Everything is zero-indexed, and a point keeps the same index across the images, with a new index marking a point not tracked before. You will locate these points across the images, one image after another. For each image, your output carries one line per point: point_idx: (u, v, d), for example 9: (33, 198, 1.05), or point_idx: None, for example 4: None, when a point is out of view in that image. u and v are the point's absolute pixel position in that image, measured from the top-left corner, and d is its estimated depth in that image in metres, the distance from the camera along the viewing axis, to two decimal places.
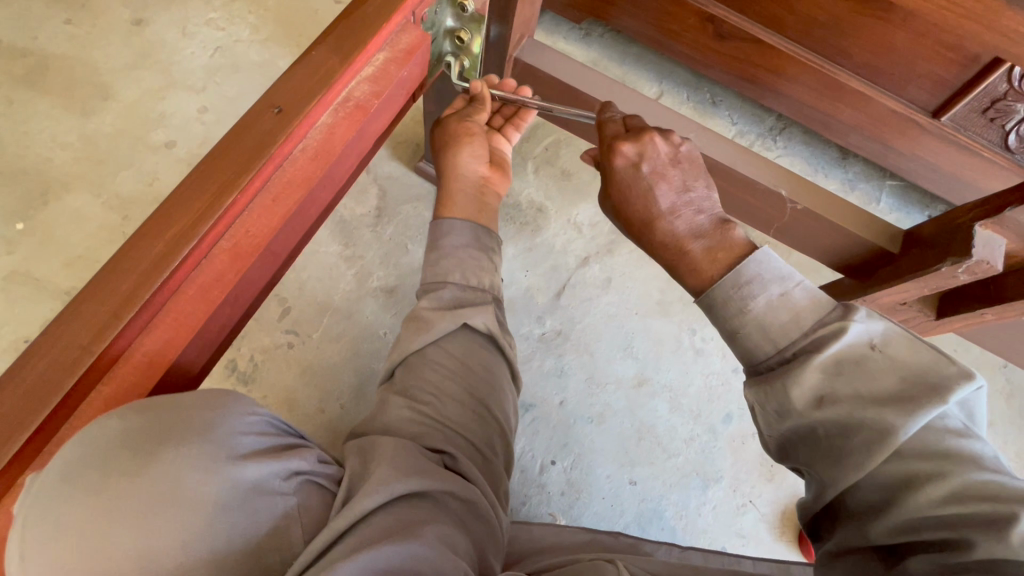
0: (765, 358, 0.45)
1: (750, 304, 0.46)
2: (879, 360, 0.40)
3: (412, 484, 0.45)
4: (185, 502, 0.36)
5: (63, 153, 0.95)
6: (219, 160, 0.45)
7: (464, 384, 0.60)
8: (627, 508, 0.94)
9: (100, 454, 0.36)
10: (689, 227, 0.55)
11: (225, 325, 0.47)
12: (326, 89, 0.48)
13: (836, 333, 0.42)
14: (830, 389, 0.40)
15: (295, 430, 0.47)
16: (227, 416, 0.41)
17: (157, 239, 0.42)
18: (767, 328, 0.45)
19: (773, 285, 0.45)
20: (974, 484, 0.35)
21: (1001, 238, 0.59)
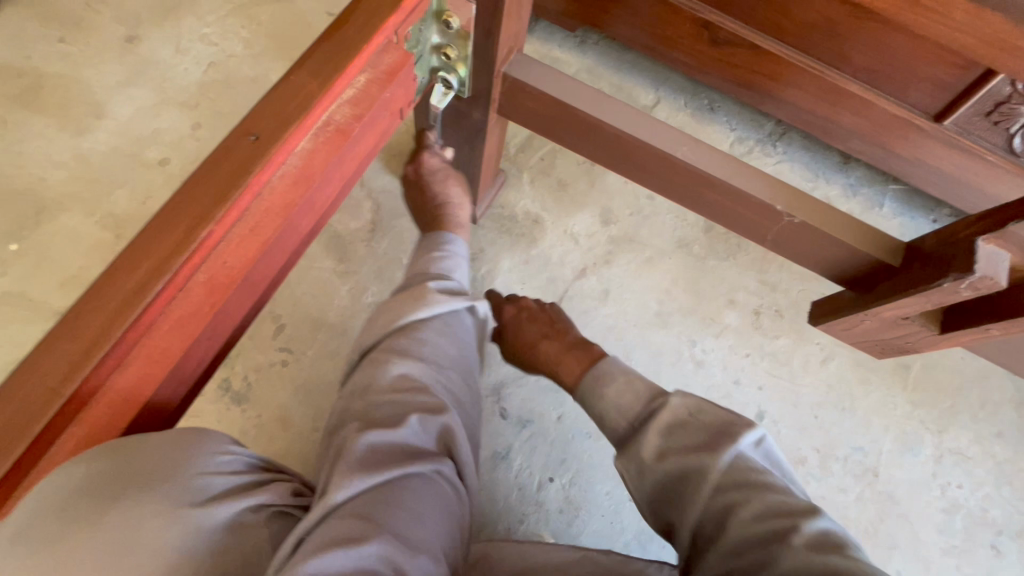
0: (626, 434, 0.63)
1: (605, 391, 0.67)
2: (695, 422, 0.58)
3: (391, 473, 0.46)
4: (147, 547, 0.36)
5: (57, 173, 0.97)
6: (194, 190, 0.44)
7: (461, 359, 0.62)
8: (627, 525, 0.92)
9: (65, 498, 0.36)
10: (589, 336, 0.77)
11: (203, 357, 0.46)
12: (304, 115, 0.47)
13: (665, 407, 0.61)
14: (667, 446, 0.58)
15: (271, 462, 0.46)
16: (197, 453, 0.40)
17: (131, 275, 0.41)
18: (623, 408, 0.64)
19: (625, 375, 0.67)
20: (772, 504, 0.50)
21: (1004, 252, 0.57)
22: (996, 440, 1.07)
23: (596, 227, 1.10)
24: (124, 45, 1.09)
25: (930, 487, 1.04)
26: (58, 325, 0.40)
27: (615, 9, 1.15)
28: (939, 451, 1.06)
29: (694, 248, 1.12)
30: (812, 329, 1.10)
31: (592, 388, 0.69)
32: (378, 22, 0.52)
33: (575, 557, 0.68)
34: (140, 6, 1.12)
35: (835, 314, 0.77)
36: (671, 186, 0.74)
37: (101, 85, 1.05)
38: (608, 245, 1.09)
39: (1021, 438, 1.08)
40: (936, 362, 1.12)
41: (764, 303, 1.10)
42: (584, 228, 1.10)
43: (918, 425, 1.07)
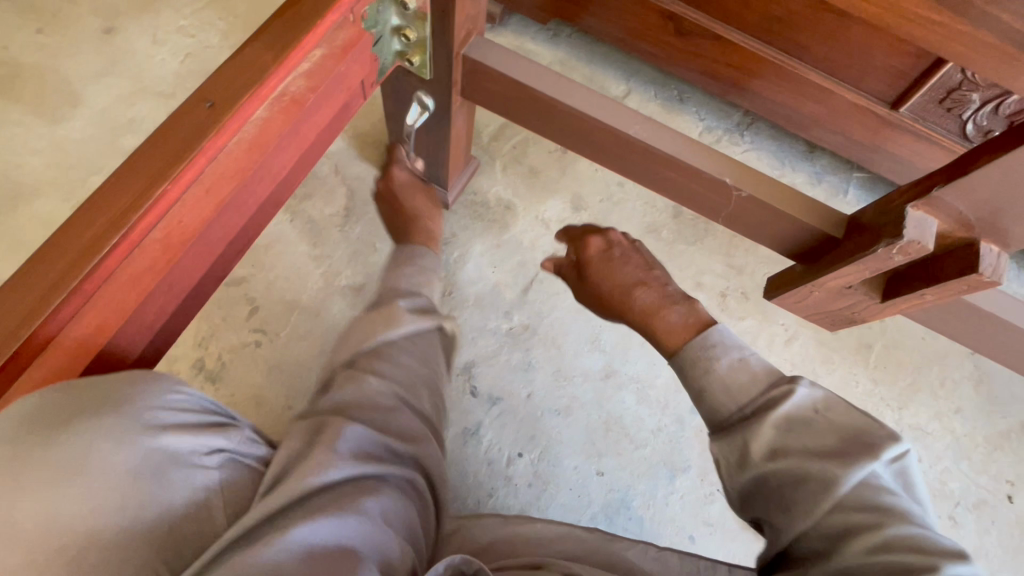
0: (729, 415, 0.58)
1: (714, 364, 0.61)
2: (820, 421, 0.52)
3: (366, 463, 0.49)
4: (97, 472, 0.38)
5: (33, 160, 0.99)
6: (152, 151, 0.46)
7: (428, 374, 0.63)
8: (594, 499, 0.95)
9: (17, 428, 0.38)
10: (659, 298, 0.75)
11: (160, 311, 0.49)
12: (259, 84, 0.50)
13: (785, 394, 0.55)
14: (783, 445, 0.52)
15: (226, 410, 0.48)
16: (151, 393, 0.43)
17: (89, 228, 0.43)
18: (728, 386, 0.59)
19: (729, 350, 0.61)
20: (901, 536, 0.44)
21: (932, 219, 0.60)
22: (954, 415, 1.11)
23: (567, 213, 1.13)
24: (101, 36, 1.11)
25: None
26: (18, 273, 0.42)
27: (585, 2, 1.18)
28: (899, 427, 1.10)
29: (663, 234, 1.15)
30: (777, 311, 1.13)
31: (696, 360, 0.63)
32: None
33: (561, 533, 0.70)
34: None
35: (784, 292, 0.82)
36: (627, 164, 0.77)
37: (77, 75, 1.07)
38: None
39: (979, 414, 1.12)
40: (897, 342, 1.15)
41: (730, 286, 1.13)
42: (555, 214, 1.13)
43: (880, 403, 1.11)
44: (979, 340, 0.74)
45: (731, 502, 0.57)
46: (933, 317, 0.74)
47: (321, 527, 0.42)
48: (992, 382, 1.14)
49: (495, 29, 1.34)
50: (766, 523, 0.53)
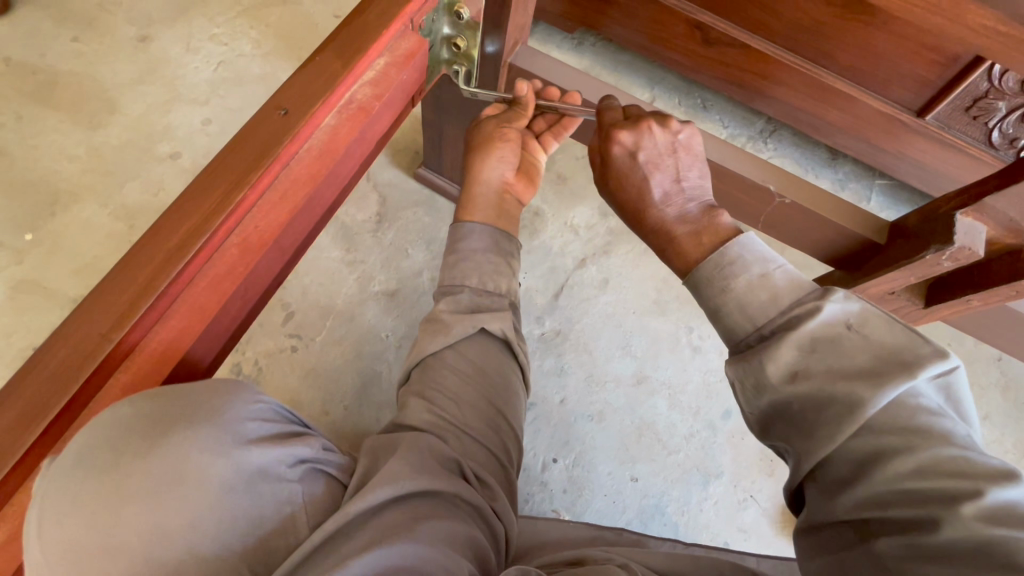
0: (745, 337, 0.46)
1: (732, 282, 0.47)
2: (854, 338, 0.41)
3: (416, 483, 0.46)
4: (194, 483, 0.38)
5: (72, 166, 1.00)
6: (229, 158, 0.47)
7: (482, 388, 0.62)
8: (629, 504, 0.95)
9: (114, 436, 0.38)
10: (678, 214, 0.57)
11: (235, 316, 0.48)
12: (330, 92, 0.51)
13: (812, 312, 0.42)
14: (807, 364, 0.41)
15: (302, 419, 0.49)
16: (236, 403, 0.43)
17: (174, 233, 0.44)
18: (745, 306, 0.46)
19: (750, 266, 0.47)
20: (941, 459, 0.35)
21: (982, 225, 0.61)
22: (984, 422, 1.11)
23: (595, 219, 1.14)
24: (137, 44, 1.12)
25: None
26: (106, 279, 0.43)
27: (613, 11, 1.20)
28: None
29: None
30: None
31: (713, 276, 0.49)
32: (397, 9, 0.56)
33: (592, 535, 0.72)
34: (152, 6, 1.16)
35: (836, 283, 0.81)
36: None
37: (114, 82, 1.09)
38: (607, 235, 1.13)
39: (1008, 420, 1.12)
40: None
41: None
42: (583, 220, 1.14)
43: None
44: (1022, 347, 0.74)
45: (749, 430, 0.46)
46: (975, 323, 0.74)
47: (378, 554, 0.40)
48: (1020, 387, 1.14)
49: None
50: (786, 452, 0.43)
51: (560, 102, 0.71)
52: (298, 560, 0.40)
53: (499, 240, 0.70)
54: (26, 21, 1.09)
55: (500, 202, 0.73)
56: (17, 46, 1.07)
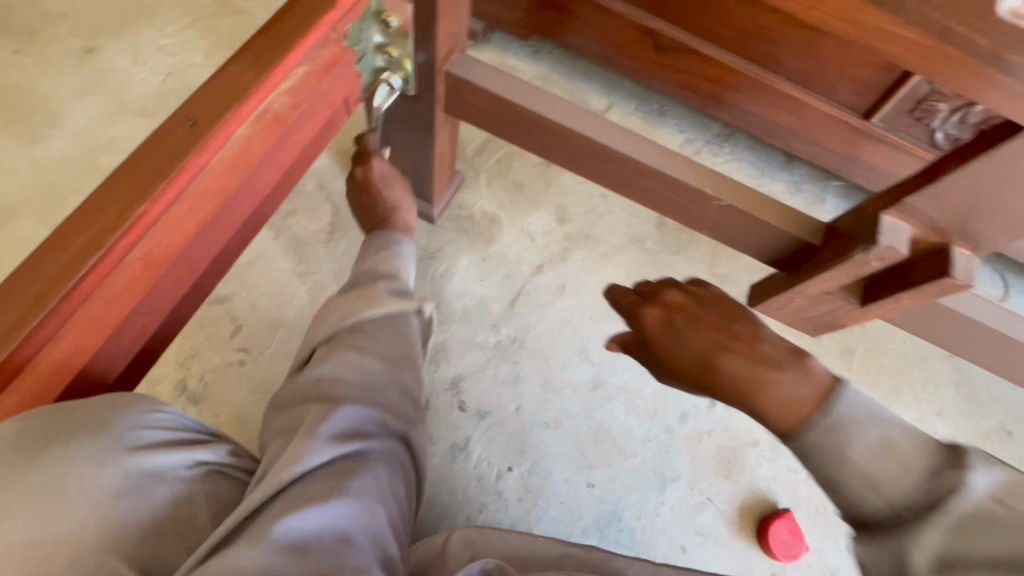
0: (875, 512, 0.44)
1: (849, 453, 0.45)
2: (1011, 515, 0.39)
3: (335, 453, 0.51)
4: (75, 480, 0.46)
5: (11, 181, 0.99)
6: (128, 185, 0.51)
7: (404, 352, 0.61)
8: (585, 511, 0.95)
9: (25, 442, 0.46)
10: (780, 345, 0.55)
11: (144, 333, 0.55)
12: (236, 108, 0.54)
13: (960, 488, 0.41)
14: (947, 552, 0.40)
15: (210, 429, 0.56)
16: (133, 412, 0.51)
17: (73, 247, 0.49)
18: (875, 477, 0.45)
19: (880, 423, 0.46)
20: None
21: (905, 225, 0.62)
22: (938, 418, 1.12)
23: (551, 226, 1.14)
24: (82, 56, 1.11)
25: None
26: (22, 281, 0.49)
27: (568, 20, 1.21)
28: None
29: (646, 244, 1.16)
30: None
31: (832, 445, 0.46)
32: (315, 23, 0.58)
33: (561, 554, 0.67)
34: (99, 18, 1.15)
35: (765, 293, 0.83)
36: (610, 176, 0.78)
37: (57, 95, 1.07)
38: (563, 242, 1.13)
39: (961, 415, 1.14)
40: (878, 348, 1.17)
41: None
42: (540, 227, 1.14)
43: None
44: (960, 344, 0.75)
45: None
46: (913, 322, 0.75)
47: (309, 517, 0.47)
48: (972, 382, 1.16)
49: (478, 46, 1.36)
50: None
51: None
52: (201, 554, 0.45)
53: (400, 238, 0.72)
54: None
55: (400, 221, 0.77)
56: None
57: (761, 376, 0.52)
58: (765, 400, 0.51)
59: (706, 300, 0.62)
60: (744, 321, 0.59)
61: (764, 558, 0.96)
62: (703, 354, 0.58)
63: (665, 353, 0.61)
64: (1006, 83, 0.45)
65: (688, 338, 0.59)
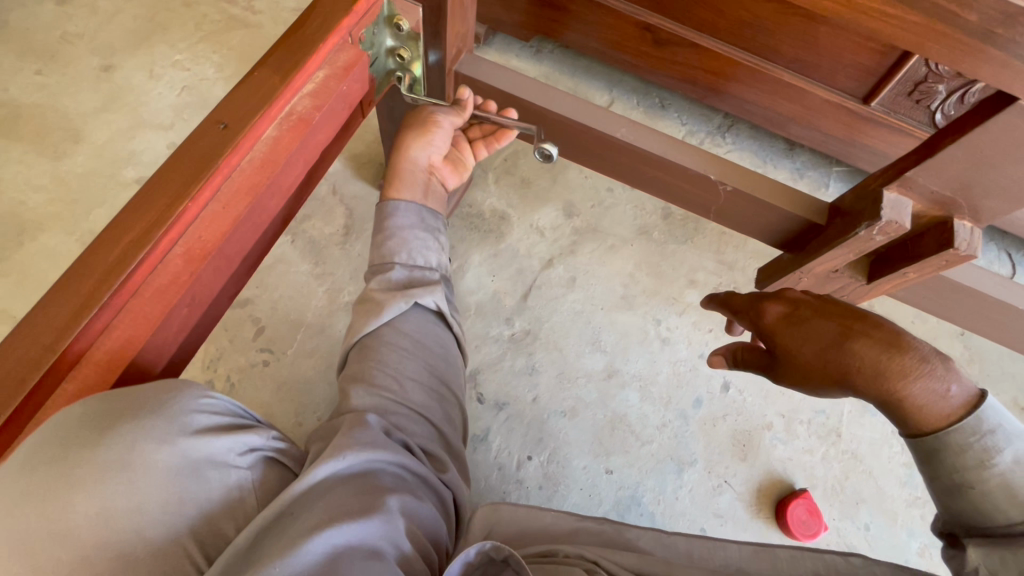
0: (1005, 524, 0.49)
1: (990, 458, 0.50)
2: None
3: (368, 458, 0.50)
4: (141, 469, 0.40)
5: (38, 196, 1.03)
6: (173, 171, 0.49)
7: (425, 366, 0.64)
8: (605, 497, 0.96)
9: (65, 432, 0.40)
10: (927, 354, 0.54)
11: (184, 325, 0.50)
12: (269, 104, 0.53)
13: (988, 455, 0.50)
14: None
15: (253, 412, 0.50)
16: (182, 397, 0.44)
17: (117, 245, 0.45)
18: (1014, 490, 0.49)
19: (1014, 441, 0.50)
20: None
21: (908, 200, 0.64)
22: None
23: (560, 220, 1.17)
24: (100, 74, 1.16)
25: (890, 443, 1.05)
26: (66, 276, 0.45)
27: (569, 20, 1.24)
28: None
29: (654, 235, 1.18)
30: None
31: (958, 449, 0.51)
32: (335, 22, 0.58)
33: (573, 529, 0.64)
34: (114, 38, 1.19)
35: (722, 306, 0.72)
36: (617, 165, 0.80)
37: (78, 112, 1.12)
38: (572, 235, 1.15)
39: None
40: None
41: (723, 281, 1.16)
42: (548, 222, 1.16)
43: None
44: (966, 316, 0.77)
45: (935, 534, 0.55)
46: (919, 296, 0.77)
47: (344, 525, 0.43)
48: (983, 360, 1.17)
49: (480, 48, 1.39)
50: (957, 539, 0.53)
51: (495, 115, 0.75)
52: (249, 539, 0.42)
53: (424, 215, 0.72)
54: None
55: (427, 183, 0.76)
56: None
57: (906, 369, 0.53)
58: (907, 396, 0.52)
59: (827, 299, 0.62)
60: (876, 316, 0.58)
61: (785, 539, 0.97)
62: (828, 347, 0.57)
63: (788, 345, 0.60)
64: (995, 56, 0.48)
65: (815, 331, 0.59)
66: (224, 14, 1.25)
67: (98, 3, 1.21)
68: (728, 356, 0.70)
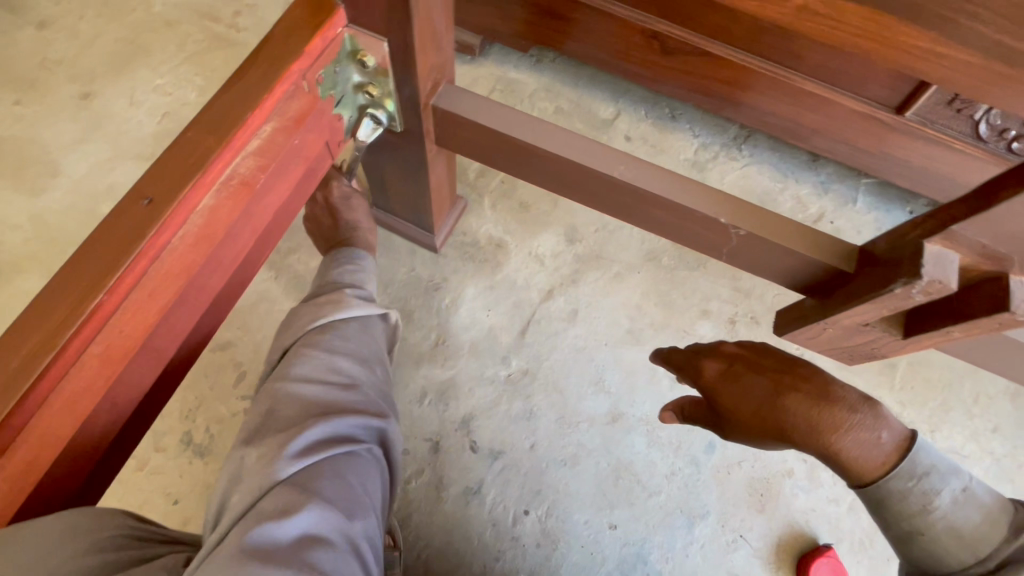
0: (963, 565, 0.54)
1: (933, 504, 0.54)
2: (968, 497, 0.54)
3: (301, 465, 0.50)
4: None
5: (14, 236, 0.99)
6: (88, 259, 0.43)
7: (371, 355, 0.65)
8: (608, 555, 0.89)
9: None
10: (855, 403, 0.58)
11: (109, 429, 0.45)
12: (202, 172, 0.46)
13: (930, 504, 0.54)
14: (986, 518, 0.53)
15: (166, 535, 0.49)
16: (67, 538, 0.42)
17: (21, 350, 0.40)
18: (959, 531, 0.53)
19: (949, 480, 0.55)
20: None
21: (954, 253, 0.54)
22: (993, 435, 1.04)
23: (561, 247, 1.09)
24: (79, 102, 1.11)
25: None
26: None
27: (570, 29, 1.15)
28: None
29: (663, 261, 1.09)
30: None
31: (902, 499, 0.55)
32: (284, 68, 0.51)
33: None
34: (94, 63, 1.14)
35: (665, 361, 0.77)
36: (616, 204, 0.72)
37: (56, 144, 1.07)
38: (574, 264, 1.07)
39: (1019, 432, 1.05)
40: (923, 360, 1.09)
41: (740, 311, 1.07)
42: (549, 249, 1.08)
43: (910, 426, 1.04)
44: (1020, 372, 0.67)
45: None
46: (966, 351, 0.67)
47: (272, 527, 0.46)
48: None
49: (476, 60, 1.30)
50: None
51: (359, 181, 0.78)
52: None
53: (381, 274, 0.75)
54: None
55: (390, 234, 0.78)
56: None
57: (838, 421, 0.57)
58: (841, 449, 0.57)
59: (761, 352, 0.67)
60: (806, 365, 0.64)
61: None
62: (762, 403, 0.63)
63: (727, 402, 0.66)
64: None
65: (748, 388, 0.64)
66: (207, 32, 1.18)
67: (78, 27, 1.16)
68: (679, 412, 0.76)
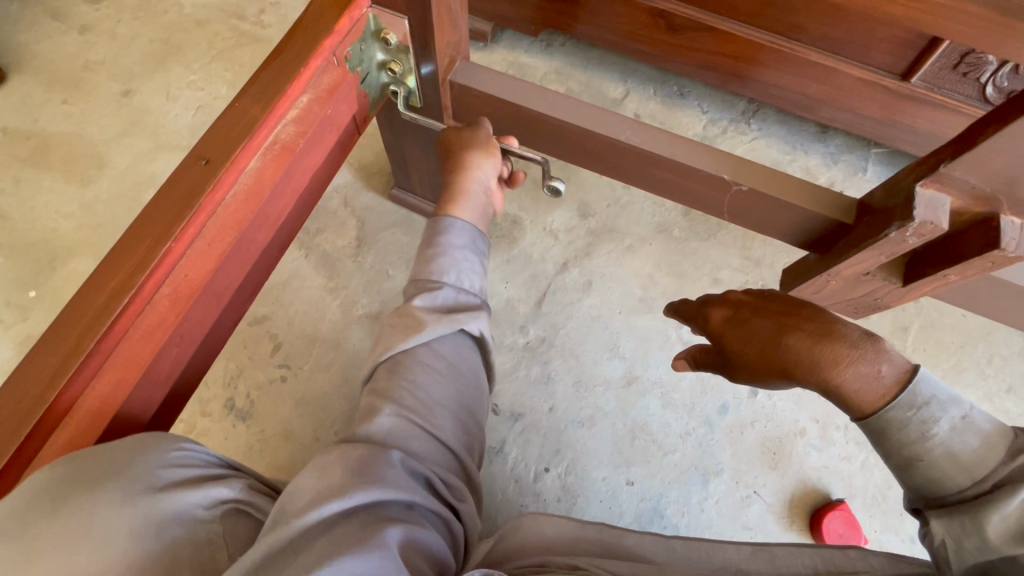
0: (959, 490, 0.51)
1: (930, 430, 0.51)
2: (967, 424, 0.51)
3: (367, 498, 0.48)
4: (99, 535, 0.41)
5: (68, 222, 1.08)
6: (155, 212, 0.49)
7: (457, 395, 0.62)
8: (626, 509, 0.94)
9: (35, 498, 0.41)
10: (856, 340, 0.55)
11: (175, 364, 0.52)
12: (249, 136, 0.52)
13: (924, 428, 0.52)
14: (985, 442, 0.50)
15: (230, 461, 0.51)
16: (151, 454, 0.45)
17: (102, 291, 0.46)
18: (957, 456, 0.51)
19: (948, 408, 0.52)
20: None
21: (945, 197, 0.58)
22: (1007, 395, 1.06)
23: (574, 222, 1.13)
24: (120, 99, 1.19)
25: None
26: (55, 323, 0.46)
27: (578, 12, 1.19)
28: None
29: (674, 232, 1.13)
30: None
31: (899, 424, 0.52)
32: (318, 43, 0.56)
33: (572, 536, 0.60)
34: (132, 63, 1.22)
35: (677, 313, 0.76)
36: (625, 169, 0.76)
37: (103, 138, 1.16)
38: (588, 237, 1.11)
39: None
40: (934, 323, 1.11)
41: (750, 279, 1.10)
42: (562, 224, 1.13)
43: None
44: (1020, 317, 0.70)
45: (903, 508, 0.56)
46: (966, 297, 0.70)
47: (350, 562, 0.42)
48: None
49: (489, 47, 1.35)
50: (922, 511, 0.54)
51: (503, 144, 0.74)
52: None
53: (477, 240, 0.70)
54: (21, 90, 1.18)
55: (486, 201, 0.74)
56: (16, 117, 1.16)
57: (838, 356, 0.55)
58: (840, 384, 0.55)
59: (769, 295, 0.64)
60: (811, 307, 0.61)
61: None
62: (766, 342, 0.61)
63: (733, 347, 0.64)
64: None
65: (756, 331, 0.62)
66: (234, 31, 1.26)
67: (117, 29, 1.24)
68: (689, 360, 0.75)
